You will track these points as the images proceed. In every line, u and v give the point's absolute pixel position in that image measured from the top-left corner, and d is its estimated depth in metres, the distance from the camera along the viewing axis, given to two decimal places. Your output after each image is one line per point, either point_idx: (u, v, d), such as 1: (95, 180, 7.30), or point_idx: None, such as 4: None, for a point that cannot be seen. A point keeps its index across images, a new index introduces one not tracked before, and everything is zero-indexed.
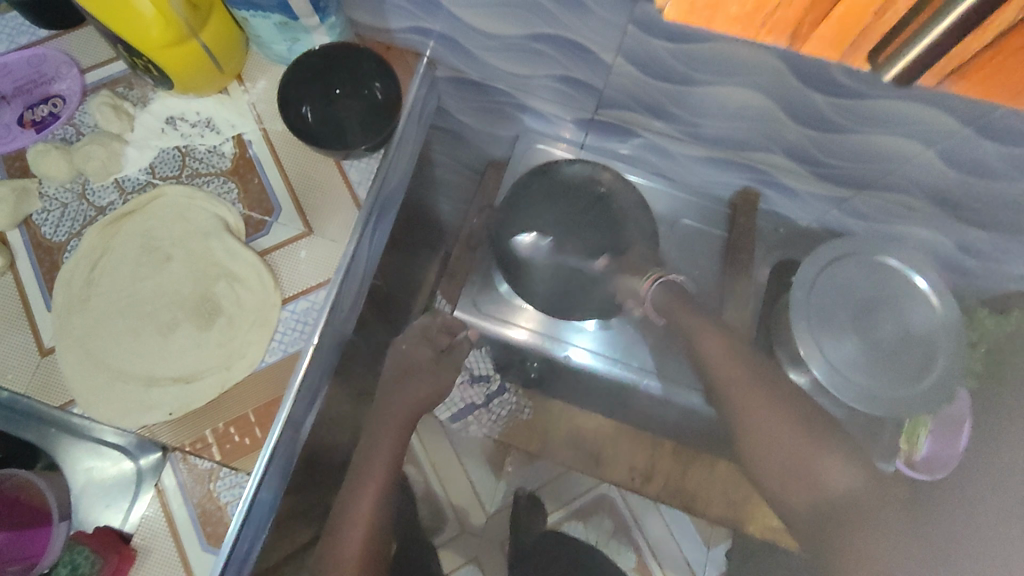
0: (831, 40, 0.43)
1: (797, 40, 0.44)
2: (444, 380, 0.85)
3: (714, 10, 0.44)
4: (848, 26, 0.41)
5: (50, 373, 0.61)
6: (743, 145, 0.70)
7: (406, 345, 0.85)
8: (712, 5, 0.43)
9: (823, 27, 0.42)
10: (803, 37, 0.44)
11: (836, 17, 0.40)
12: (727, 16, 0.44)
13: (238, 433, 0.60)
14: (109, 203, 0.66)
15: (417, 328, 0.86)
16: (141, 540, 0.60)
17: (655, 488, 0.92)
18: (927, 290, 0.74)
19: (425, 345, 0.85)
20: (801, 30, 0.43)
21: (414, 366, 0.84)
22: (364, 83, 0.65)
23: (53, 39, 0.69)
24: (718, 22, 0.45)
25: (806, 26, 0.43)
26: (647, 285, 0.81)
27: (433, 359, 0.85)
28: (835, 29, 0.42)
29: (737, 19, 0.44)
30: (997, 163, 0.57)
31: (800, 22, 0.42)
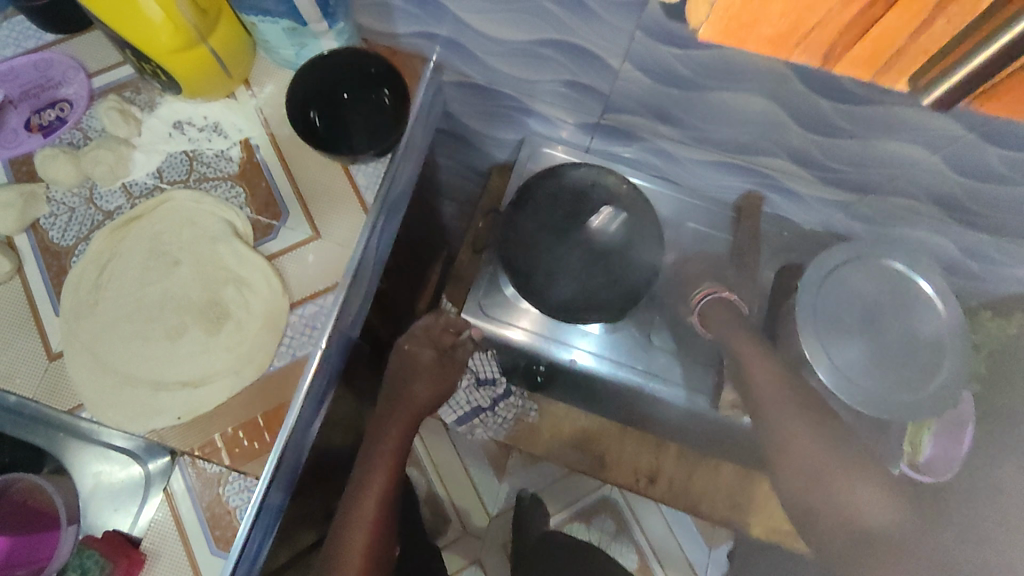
0: (861, 63, 0.47)
1: (828, 62, 0.48)
2: (447, 383, 0.81)
3: (749, 32, 0.47)
4: (881, 49, 0.45)
5: (58, 377, 0.62)
6: (749, 149, 0.71)
7: (410, 345, 0.82)
8: (750, 25, 0.46)
9: (854, 49, 0.46)
10: (834, 59, 0.48)
11: (868, 40, 0.44)
12: (763, 38, 0.47)
13: (247, 437, 0.60)
14: (117, 208, 0.66)
15: (420, 328, 0.83)
16: (151, 545, 0.60)
17: (659, 491, 0.91)
18: (932, 294, 0.76)
19: (428, 347, 0.82)
20: (832, 52, 0.47)
21: (417, 369, 0.80)
22: (372, 88, 0.66)
23: (60, 43, 0.69)
24: (751, 43, 0.48)
25: (838, 50, 0.46)
26: (701, 295, 0.83)
27: (433, 361, 0.81)
28: (865, 52, 0.46)
29: (771, 40, 0.47)
30: (1003, 168, 0.57)
31: (832, 45, 0.46)
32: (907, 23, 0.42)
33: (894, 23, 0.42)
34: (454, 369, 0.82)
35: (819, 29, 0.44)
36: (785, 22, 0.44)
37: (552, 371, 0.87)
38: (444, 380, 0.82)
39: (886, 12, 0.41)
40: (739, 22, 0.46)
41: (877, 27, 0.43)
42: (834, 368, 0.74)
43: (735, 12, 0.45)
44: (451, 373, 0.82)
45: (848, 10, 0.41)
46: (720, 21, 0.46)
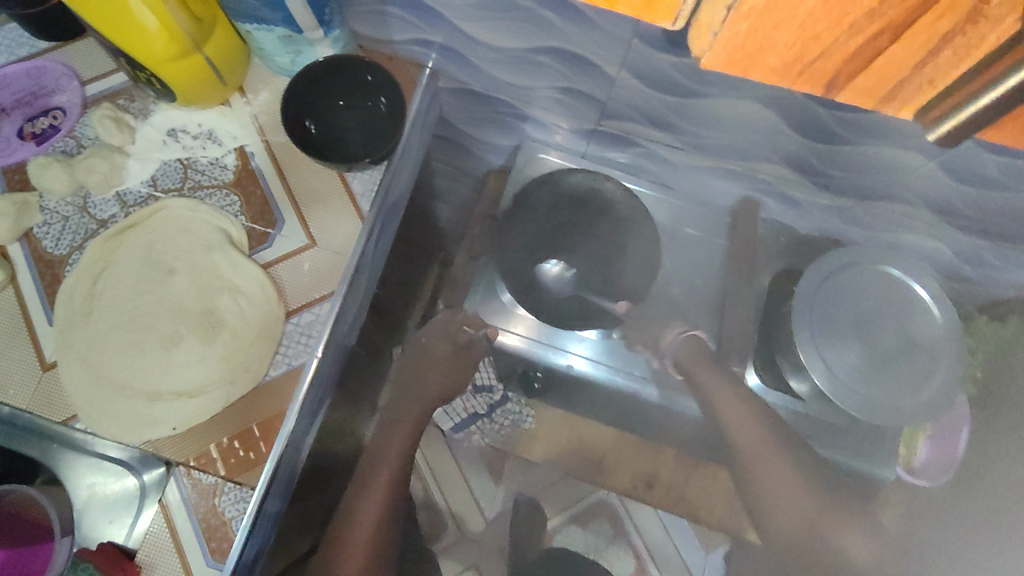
0: (864, 92, 0.48)
1: (831, 92, 0.48)
2: (459, 378, 0.86)
3: (752, 62, 0.46)
4: (885, 78, 0.45)
5: (52, 388, 0.61)
6: (745, 155, 0.71)
7: (428, 338, 0.87)
8: (751, 56, 0.45)
9: (858, 79, 0.46)
10: (837, 89, 0.48)
11: (873, 70, 0.44)
12: (766, 67, 0.46)
13: (242, 447, 0.60)
14: (111, 216, 0.65)
15: (439, 324, 0.87)
16: (146, 557, 0.60)
17: (658, 497, 0.90)
18: (928, 300, 0.75)
19: (445, 341, 0.86)
20: (835, 83, 0.47)
21: (433, 362, 0.86)
22: (368, 96, 0.66)
23: (53, 51, 0.69)
24: (754, 72, 0.47)
25: (841, 80, 0.46)
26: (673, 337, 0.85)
27: (450, 355, 0.85)
28: (870, 83, 0.46)
29: (773, 70, 0.47)
30: (998, 174, 0.57)
31: (837, 76, 0.46)
32: (912, 55, 0.42)
33: (899, 54, 0.42)
34: (469, 365, 0.86)
35: (823, 61, 0.44)
36: (789, 53, 0.44)
37: (549, 378, 0.87)
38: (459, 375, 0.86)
39: (893, 44, 0.41)
40: (743, 52, 0.45)
41: (883, 58, 0.42)
42: (830, 372, 0.72)
43: (740, 42, 0.44)
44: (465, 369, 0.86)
45: (854, 43, 0.41)
46: (724, 51, 0.46)
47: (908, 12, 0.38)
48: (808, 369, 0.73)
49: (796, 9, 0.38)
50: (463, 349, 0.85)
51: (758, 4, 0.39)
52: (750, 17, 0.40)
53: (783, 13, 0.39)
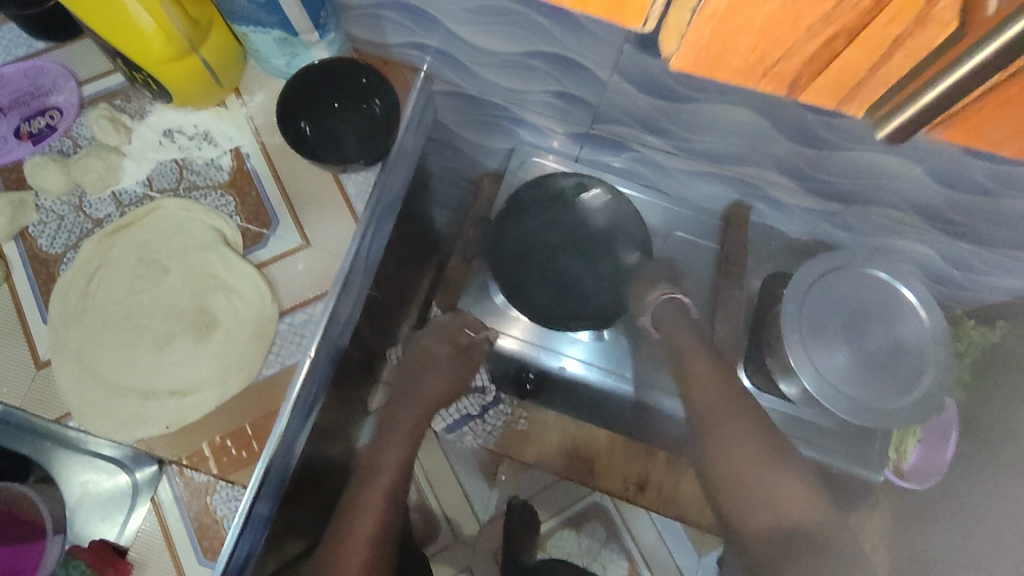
0: (826, 90, 0.50)
1: (794, 90, 0.51)
2: (460, 378, 0.84)
3: (718, 63, 0.48)
4: (842, 79, 0.48)
5: (46, 385, 0.61)
6: (736, 160, 0.72)
7: (427, 340, 0.84)
8: (717, 57, 0.47)
9: (819, 79, 0.48)
10: (800, 88, 0.50)
11: (832, 71, 0.47)
12: (730, 69, 0.49)
13: (234, 446, 0.60)
14: (107, 216, 0.66)
15: (438, 325, 0.84)
16: (137, 555, 0.60)
17: (648, 498, 0.91)
18: (916, 304, 0.75)
19: (443, 341, 0.83)
20: (798, 82, 0.49)
21: (433, 363, 0.83)
22: (362, 99, 0.66)
23: (51, 52, 0.69)
24: (720, 72, 0.50)
25: (803, 80, 0.49)
26: (653, 300, 0.82)
27: (450, 356, 0.83)
28: (830, 83, 0.49)
29: (740, 70, 0.49)
30: (985, 179, 0.58)
31: (798, 77, 0.48)
32: (867, 57, 0.44)
33: (856, 57, 0.44)
34: (470, 366, 0.84)
35: (784, 62, 0.47)
36: (753, 55, 0.46)
37: (542, 379, 0.87)
38: (460, 375, 0.84)
39: (847, 47, 0.43)
40: (709, 53, 0.47)
41: (839, 60, 0.45)
42: (820, 376, 0.72)
43: (705, 44, 0.46)
44: (465, 368, 0.84)
45: (813, 46, 0.43)
46: (690, 51, 0.48)
47: (858, 17, 0.39)
48: (797, 372, 0.72)
49: (755, 15, 0.41)
50: (465, 350, 0.84)
51: (719, 10, 0.41)
52: (711, 22, 0.43)
53: (743, 18, 0.41)
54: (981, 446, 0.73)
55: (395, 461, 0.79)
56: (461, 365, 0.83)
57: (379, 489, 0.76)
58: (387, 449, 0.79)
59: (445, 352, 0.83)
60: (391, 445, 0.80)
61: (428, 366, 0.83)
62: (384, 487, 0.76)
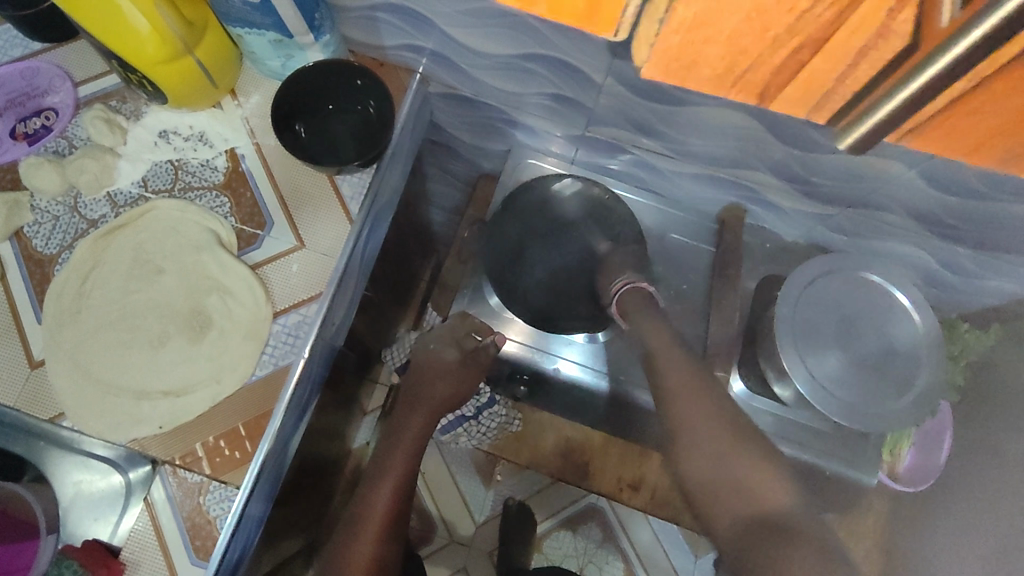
0: (795, 101, 0.53)
1: (764, 101, 0.54)
2: (465, 385, 0.82)
3: (688, 73, 0.53)
4: (810, 91, 0.51)
5: (40, 385, 0.61)
6: (730, 163, 0.72)
7: (433, 345, 0.83)
8: (687, 68, 0.51)
9: (788, 90, 0.52)
10: (771, 98, 0.54)
11: (800, 82, 0.50)
12: (702, 77, 0.53)
13: (228, 446, 0.60)
14: (102, 216, 0.66)
15: (447, 328, 0.83)
16: (129, 554, 0.60)
17: (641, 499, 0.91)
18: (909, 306, 0.76)
19: (450, 346, 0.82)
20: (768, 91, 0.53)
21: (439, 369, 0.81)
22: (358, 100, 0.66)
23: (47, 52, 0.70)
24: (691, 81, 0.54)
25: (772, 89, 0.52)
26: (618, 288, 0.78)
27: (455, 362, 0.81)
28: (798, 94, 0.52)
29: (711, 81, 0.53)
30: (978, 183, 0.58)
31: (767, 86, 0.52)
32: (834, 68, 0.47)
33: (821, 67, 0.47)
34: (475, 372, 0.82)
35: (752, 72, 0.50)
36: (721, 65, 0.50)
37: (536, 380, 0.87)
38: (465, 381, 0.82)
39: (813, 57, 0.46)
40: (678, 63, 0.51)
41: (806, 71, 0.48)
42: (813, 379, 0.72)
43: (674, 55, 0.50)
44: (471, 375, 0.82)
45: (781, 55, 0.47)
46: (660, 61, 0.52)
47: (821, 28, 0.43)
48: (790, 375, 0.73)
49: (720, 27, 0.45)
50: (471, 355, 0.82)
51: (687, 19, 0.45)
52: (681, 32, 0.47)
53: (711, 28, 0.45)
54: (975, 449, 0.73)
55: (401, 467, 0.76)
56: (467, 370, 0.81)
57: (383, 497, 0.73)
58: (391, 457, 0.77)
59: (451, 357, 0.81)
60: (396, 451, 0.77)
61: (435, 371, 0.81)
62: (389, 493, 0.73)
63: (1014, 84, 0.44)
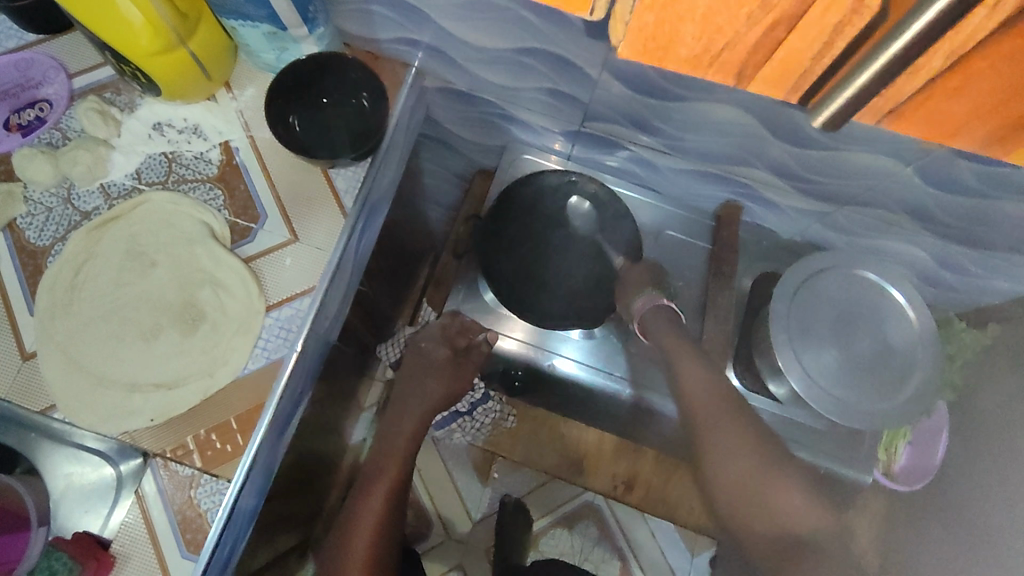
0: (772, 82, 0.51)
1: (741, 81, 0.52)
2: (459, 382, 0.83)
3: (666, 53, 0.50)
4: (786, 70, 0.48)
5: (31, 376, 0.61)
6: (727, 159, 0.71)
7: (426, 343, 0.84)
8: (664, 47, 0.49)
9: (765, 70, 0.49)
10: (748, 78, 0.51)
11: (776, 61, 0.47)
12: (679, 58, 0.50)
13: (219, 440, 0.60)
14: (95, 208, 0.66)
15: (437, 326, 0.83)
16: (120, 547, 0.61)
17: (634, 497, 0.93)
18: (904, 304, 0.76)
19: (442, 346, 0.82)
20: (745, 72, 0.50)
21: (432, 368, 0.83)
22: (351, 93, 0.66)
23: (41, 44, 0.69)
24: (669, 63, 0.52)
25: (749, 69, 0.50)
26: (641, 303, 0.82)
27: (447, 360, 0.82)
28: (776, 74, 0.49)
29: (687, 61, 0.51)
30: (975, 180, 0.57)
31: (744, 66, 0.49)
32: (809, 46, 0.44)
33: (798, 45, 0.45)
34: (467, 370, 0.83)
35: (728, 52, 0.48)
36: (697, 45, 0.48)
37: (532, 377, 0.86)
38: (458, 380, 0.84)
39: (790, 34, 0.44)
40: (655, 44, 0.49)
41: (783, 49, 0.46)
42: (806, 375, 0.72)
43: (650, 34, 0.48)
44: (464, 374, 0.83)
45: (756, 32, 0.44)
46: (636, 42, 0.50)
47: (795, 3, 0.41)
48: (785, 373, 0.73)
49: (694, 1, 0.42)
50: (463, 354, 0.83)
51: None
52: (652, 10, 0.45)
53: (682, 5, 0.43)
54: (970, 450, 0.73)
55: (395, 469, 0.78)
56: (460, 370, 0.83)
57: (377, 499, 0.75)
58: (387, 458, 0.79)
59: (443, 357, 0.82)
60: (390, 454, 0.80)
61: (430, 369, 0.83)
62: (385, 494, 0.76)
63: (993, 65, 0.42)
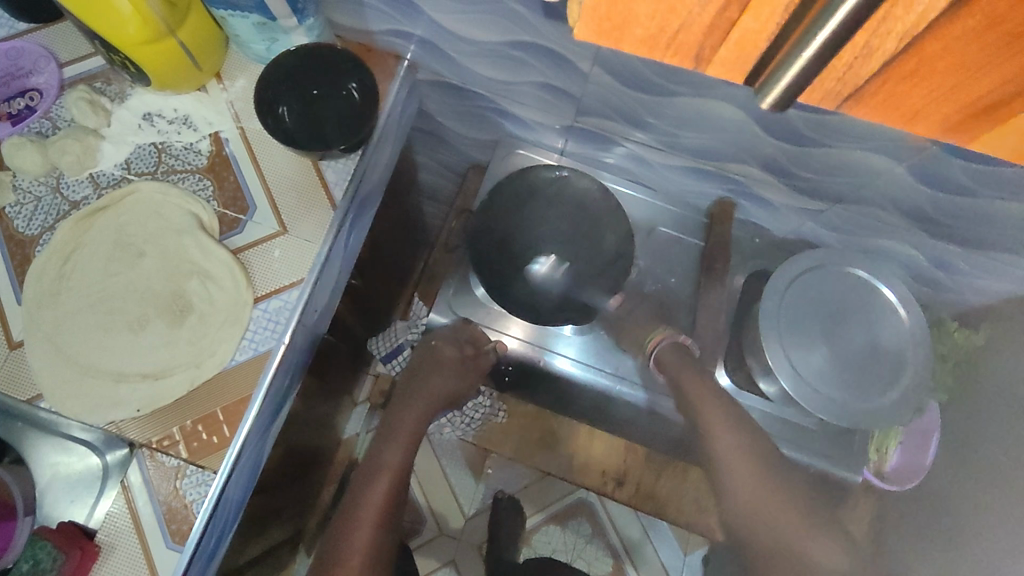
0: (734, 63, 0.41)
1: (699, 63, 0.42)
2: (465, 382, 0.84)
3: (622, 33, 0.42)
4: (743, 54, 0.40)
5: (18, 365, 0.61)
6: (720, 156, 0.71)
7: (436, 341, 0.83)
8: (619, 24, 0.41)
9: (721, 52, 0.40)
10: (706, 61, 0.42)
11: (733, 40, 0.39)
12: (635, 38, 0.42)
13: (205, 430, 0.60)
14: (84, 198, 0.65)
15: (448, 327, 0.84)
16: (106, 537, 0.60)
17: (626, 494, 0.91)
18: (895, 302, 0.76)
19: (452, 345, 0.83)
20: (703, 53, 0.41)
21: (440, 364, 0.83)
22: (341, 83, 0.65)
23: (32, 32, 0.69)
24: (626, 45, 0.43)
25: (705, 50, 0.41)
26: (657, 340, 0.81)
27: (456, 361, 0.82)
28: (736, 54, 0.40)
29: (644, 41, 0.42)
30: (966, 180, 0.57)
31: (703, 45, 0.40)
32: (767, 25, 0.36)
33: (754, 25, 0.37)
34: (475, 371, 0.83)
35: (683, 35, 0.40)
36: (653, 25, 0.40)
37: (521, 371, 0.87)
38: (465, 379, 0.84)
39: (743, 15, 0.36)
40: (611, 23, 0.41)
41: (738, 30, 0.37)
42: (796, 374, 0.72)
43: (604, 12, 0.40)
44: (471, 375, 0.83)
45: (711, 9, 0.36)
46: (591, 23, 0.42)
47: None
48: (774, 371, 0.73)
49: None
50: (471, 357, 0.83)
51: None
52: None
53: None
54: (960, 452, 0.73)
55: (395, 465, 0.80)
56: (468, 371, 0.83)
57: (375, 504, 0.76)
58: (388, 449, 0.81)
59: (452, 356, 0.82)
60: (389, 451, 0.82)
61: (438, 368, 0.83)
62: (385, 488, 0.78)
63: (948, 46, 0.35)
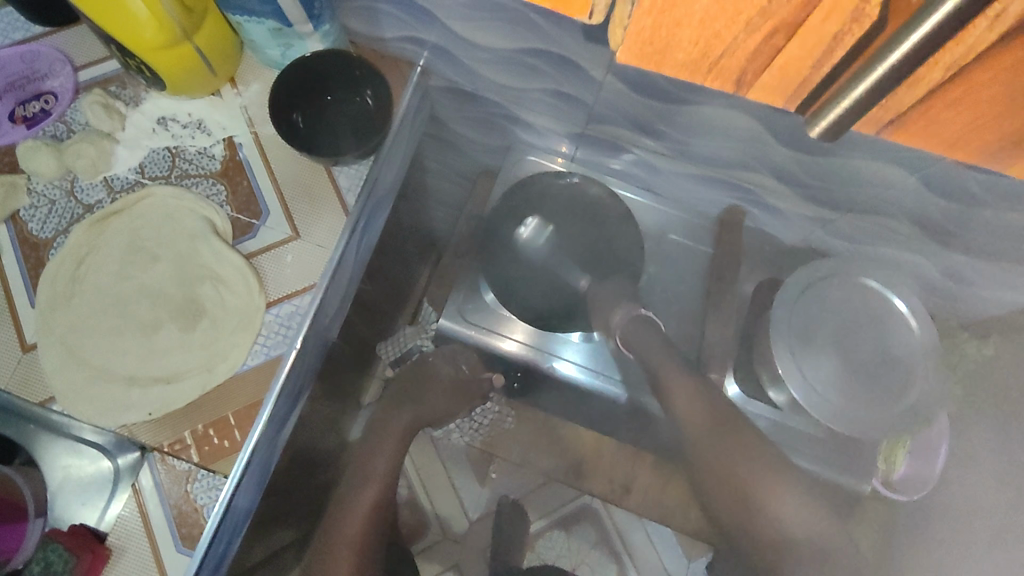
0: (771, 86, 0.46)
1: (741, 87, 0.47)
2: (461, 397, 0.90)
3: (662, 58, 0.46)
4: (784, 75, 0.43)
5: (31, 368, 0.62)
6: (733, 164, 0.71)
7: (435, 358, 0.90)
8: (660, 51, 0.45)
9: (765, 76, 0.45)
10: (746, 85, 0.47)
11: (774, 66, 0.43)
12: (675, 63, 0.46)
13: (217, 435, 0.60)
14: (97, 201, 0.66)
15: (449, 350, 0.89)
16: (116, 540, 0.61)
17: (636, 500, 0.94)
18: (906, 312, 0.75)
19: (450, 364, 0.89)
20: (743, 79, 0.46)
21: (434, 378, 0.89)
22: (354, 90, 0.66)
23: (47, 36, 0.70)
24: (666, 67, 0.48)
25: (748, 76, 0.45)
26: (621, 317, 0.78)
27: (452, 379, 0.89)
28: (774, 81, 0.45)
29: (684, 67, 0.46)
30: (981, 192, 0.56)
31: (743, 71, 0.45)
32: (809, 54, 0.40)
33: (797, 53, 0.40)
34: (468, 390, 0.89)
35: (725, 60, 0.43)
36: (695, 50, 0.43)
37: (528, 376, 0.87)
38: (454, 399, 0.90)
39: (788, 42, 0.39)
40: (652, 48, 0.45)
41: (781, 57, 0.41)
42: (807, 384, 0.72)
43: (647, 38, 0.44)
44: (464, 395, 0.90)
45: (753, 40, 0.40)
46: (634, 46, 0.46)
47: (795, 11, 0.36)
48: (786, 381, 0.73)
49: (691, 7, 0.38)
50: (468, 372, 0.89)
51: None
52: (650, 14, 0.40)
53: (681, 10, 0.38)
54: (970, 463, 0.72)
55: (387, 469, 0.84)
56: (462, 388, 0.89)
57: (372, 488, 0.81)
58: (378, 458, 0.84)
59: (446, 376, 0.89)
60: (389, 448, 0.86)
61: (431, 384, 0.89)
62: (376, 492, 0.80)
63: (996, 75, 0.38)
